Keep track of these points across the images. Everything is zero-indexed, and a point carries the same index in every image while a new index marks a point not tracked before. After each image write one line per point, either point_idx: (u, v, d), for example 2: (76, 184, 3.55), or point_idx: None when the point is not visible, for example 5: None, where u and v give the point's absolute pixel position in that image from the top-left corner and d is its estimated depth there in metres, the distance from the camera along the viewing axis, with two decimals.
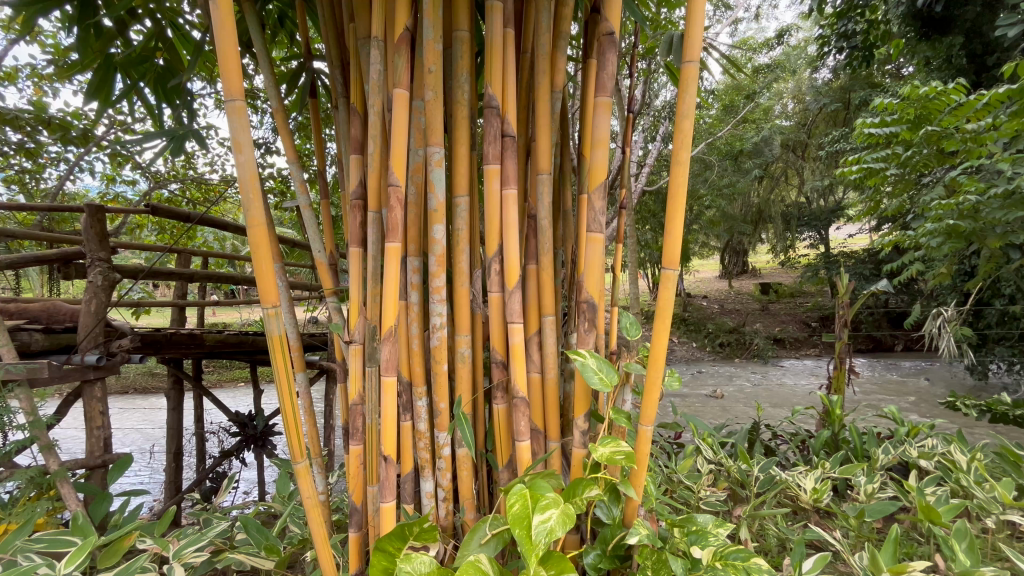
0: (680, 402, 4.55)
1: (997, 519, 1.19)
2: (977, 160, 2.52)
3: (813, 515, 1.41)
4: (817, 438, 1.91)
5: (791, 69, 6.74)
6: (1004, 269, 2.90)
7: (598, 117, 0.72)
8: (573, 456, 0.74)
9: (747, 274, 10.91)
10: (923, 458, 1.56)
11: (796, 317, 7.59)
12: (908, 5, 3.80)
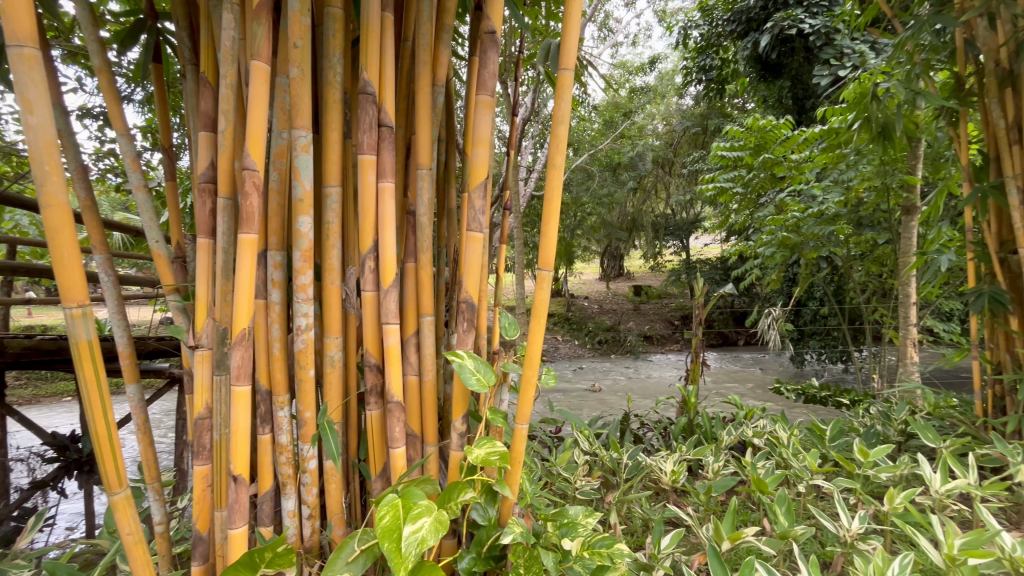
0: (563, 398, 4.80)
1: (808, 484, 1.43)
2: (798, 185, 3.04)
3: (671, 495, 1.57)
4: (676, 424, 2.13)
5: (662, 93, 7.51)
6: (816, 277, 3.53)
7: (479, 114, 0.72)
8: (450, 459, 0.72)
9: (623, 277, 11.90)
10: (757, 436, 1.81)
11: (663, 316, 8.45)
12: (751, 49, 4.50)
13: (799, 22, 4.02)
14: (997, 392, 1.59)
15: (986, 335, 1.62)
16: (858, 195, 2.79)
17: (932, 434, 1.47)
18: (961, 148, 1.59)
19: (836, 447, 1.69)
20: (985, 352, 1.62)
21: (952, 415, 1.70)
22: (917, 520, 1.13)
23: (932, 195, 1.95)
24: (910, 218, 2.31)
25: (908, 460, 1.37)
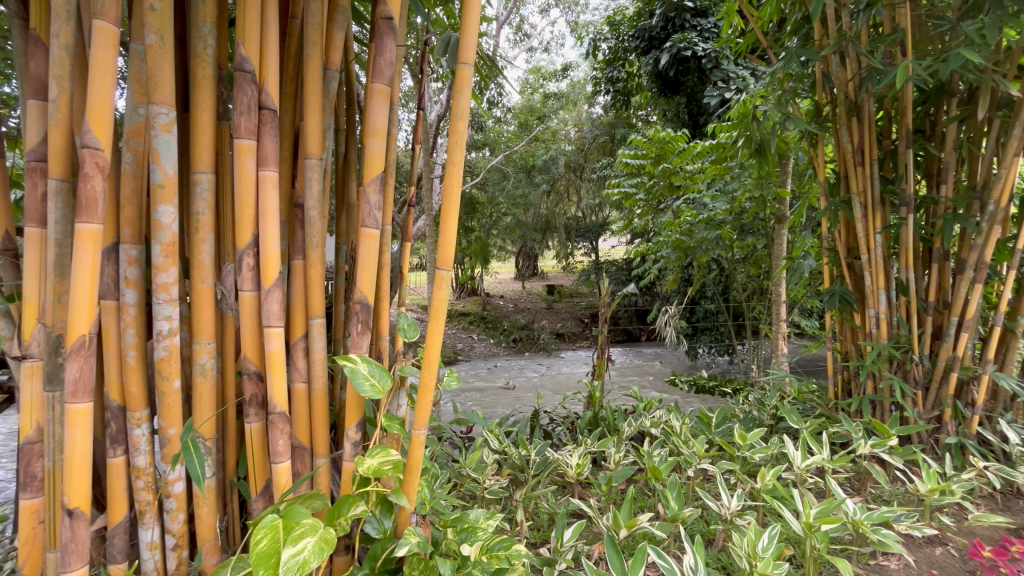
0: (478, 396, 4.80)
1: (696, 468, 1.55)
2: (692, 194, 3.32)
3: (576, 487, 1.62)
4: (583, 418, 2.21)
5: (574, 101, 7.82)
6: (707, 278, 3.88)
7: (375, 105, 0.68)
8: (342, 471, 0.68)
9: (537, 277, 12.23)
10: (653, 426, 1.94)
11: (574, 314, 8.78)
12: (652, 66, 4.84)
13: (693, 45, 4.40)
14: (845, 378, 1.85)
15: (837, 329, 1.88)
16: (741, 204, 3.11)
17: (796, 417, 1.67)
18: (818, 167, 1.83)
19: (720, 433, 1.86)
20: (836, 344, 1.88)
21: (812, 399, 1.95)
22: (783, 495, 1.27)
23: (798, 206, 2.21)
24: (780, 227, 2.62)
25: (777, 442, 1.54)
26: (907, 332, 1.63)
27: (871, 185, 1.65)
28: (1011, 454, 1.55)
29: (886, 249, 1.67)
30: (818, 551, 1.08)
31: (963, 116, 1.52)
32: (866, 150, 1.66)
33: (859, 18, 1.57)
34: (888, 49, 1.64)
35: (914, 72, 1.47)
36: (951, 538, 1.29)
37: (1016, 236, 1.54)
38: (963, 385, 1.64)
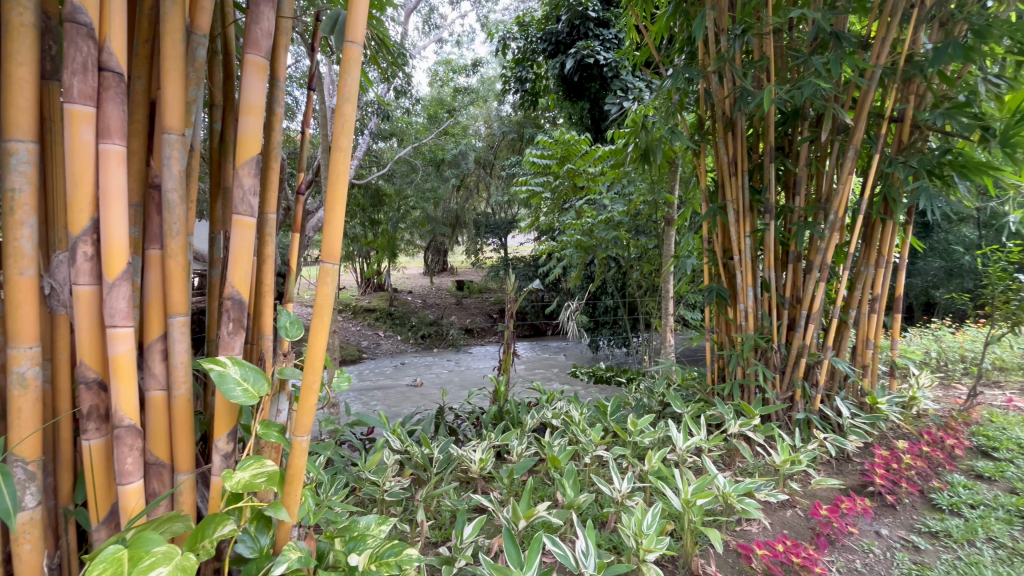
0: (384, 395, 4.65)
1: (592, 455, 1.64)
2: (593, 195, 3.50)
3: (479, 482, 1.62)
4: (488, 412, 2.23)
5: (484, 97, 7.86)
6: (606, 275, 4.11)
7: (249, 79, 0.61)
8: (211, 487, 0.60)
9: (447, 272, 12.14)
10: (554, 417, 2.02)
11: (484, 310, 8.82)
12: (559, 70, 4.99)
13: (596, 54, 4.58)
14: (720, 365, 2.07)
15: (714, 322, 2.09)
16: (636, 207, 3.33)
17: (679, 402, 1.83)
18: (701, 175, 2.02)
19: (615, 420, 1.98)
20: (713, 335, 2.10)
21: (693, 385, 2.16)
22: (666, 475, 1.39)
23: (684, 210, 2.42)
24: (670, 228, 2.84)
25: (662, 426, 1.68)
26: (769, 324, 1.86)
27: (742, 194, 1.86)
28: (843, 425, 1.84)
29: (754, 250, 1.89)
30: (694, 524, 1.18)
31: (813, 137, 1.77)
32: (739, 162, 1.86)
33: (735, 42, 1.75)
34: (757, 73, 1.84)
35: (777, 96, 1.67)
36: (799, 501, 1.49)
37: (850, 241, 1.83)
38: (810, 368, 1.91)
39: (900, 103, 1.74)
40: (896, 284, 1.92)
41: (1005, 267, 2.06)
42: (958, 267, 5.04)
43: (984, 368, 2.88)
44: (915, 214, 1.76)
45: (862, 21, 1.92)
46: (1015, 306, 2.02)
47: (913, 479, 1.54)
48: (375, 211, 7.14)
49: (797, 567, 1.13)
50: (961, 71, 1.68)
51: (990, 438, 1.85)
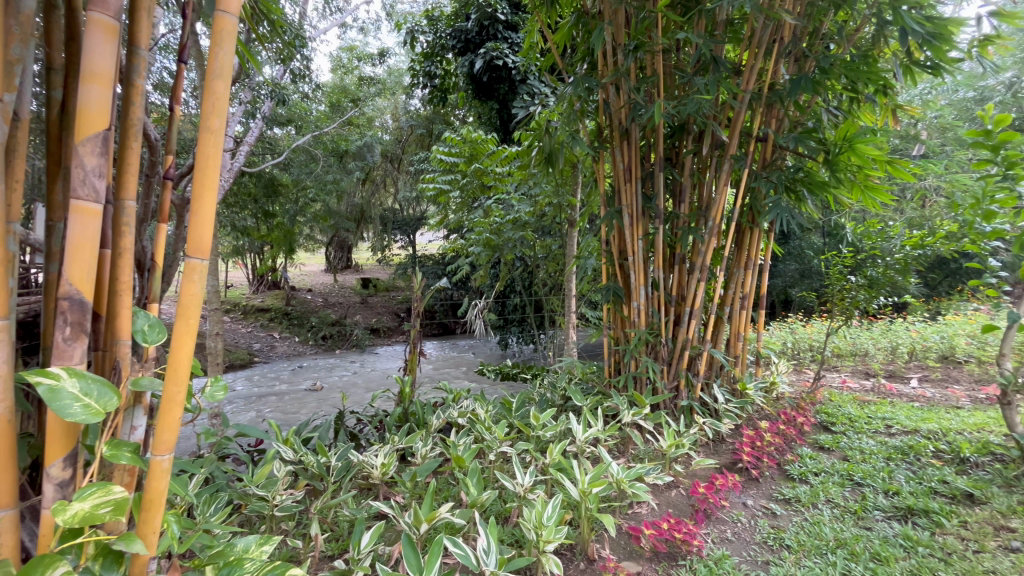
0: (279, 401, 4.29)
1: (497, 452, 1.65)
2: (500, 195, 3.53)
3: (381, 487, 1.56)
4: (391, 414, 2.15)
5: (391, 89, 7.61)
6: (514, 274, 4.18)
7: (94, 41, 0.53)
8: (41, 524, 0.51)
9: (352, 269, 11.57)
10: (459, 416, 2.01)
11: (390, 309, 8.55)
12: (468, 68, 4.96)
13: (505, 56, 4.61)
14: (616, 359, 2.20)
15: (611, 319, 2.22)
16: (541, 208, 3.42)
17: (579, 395, 1.91)
18: (600, 179, 2.14)
19: (519, 416, 2.02)
20: (610, 331, 2.22)
21: (592, 378, 2.27)
22: (565, 466, 1.44)
23: (586, 213, 2.54)
24: (572, 229, 2.96)
25: (563, 419, 1.75)
26: (658, 320, 2.03)
27: (635, 199, 2.02)
28: (718, 410, 2.06)
29: (646, 252, 2.05)
30: (589, 511, 1.25)
31: (695, 150, 1.96)
32: (633, 170, 2.02)
33: (629, 56, 1.87)
34: (649, 88, 1.98)
35: (665, 110, 1.82)
36: (682, 481, 1.64)
37: (725, 245, 2.04)
38: (692, 359, 2.11)
39: (763, 126, 1.99)
40: (761, 284, 2.18)
41: (841, 270, 2.44)
42: (809, 269, 5.90)
43: (827, 355, 3.40)
44: (775, 223, 2.02)
45: (736, 50, 2.16)
46: (847, 303, 2.40)
47: (772, 454, 1.77)
48: (268, 202, 6.57)
49: (679, 542, 1.24)
50: (810, 102, 1.96)
51: (830, 415, 2.19)
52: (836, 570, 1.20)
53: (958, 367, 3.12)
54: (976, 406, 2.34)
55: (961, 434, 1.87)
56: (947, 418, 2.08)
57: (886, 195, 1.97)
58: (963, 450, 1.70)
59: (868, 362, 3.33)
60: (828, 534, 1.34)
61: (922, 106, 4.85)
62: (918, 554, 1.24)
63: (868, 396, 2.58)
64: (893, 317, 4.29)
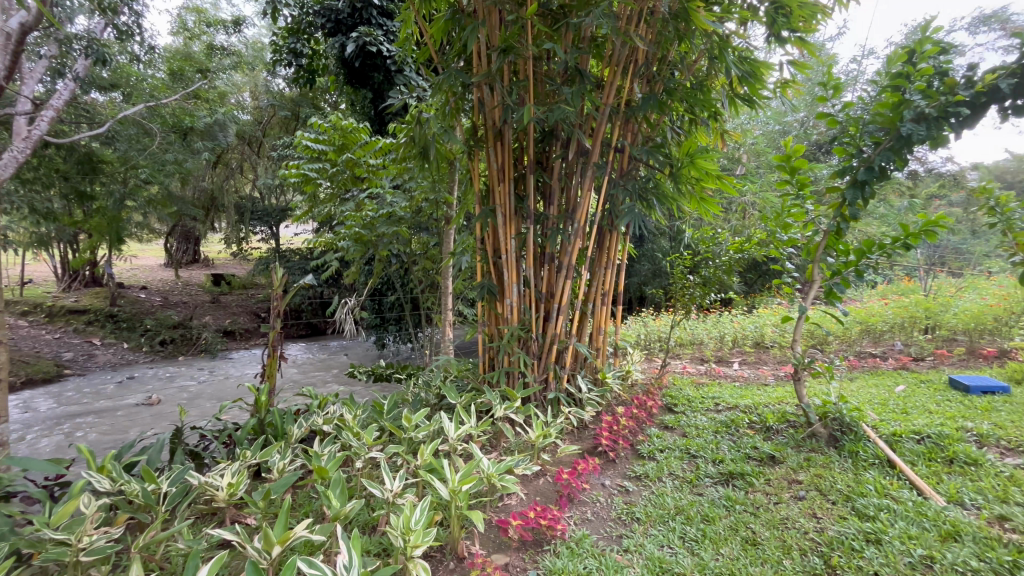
0: (97, 421, 3.57)
1: (365, 458, 1.57)
2: (374, 188, 3.34)
3: (227, 510, 1.38)
4: (242, 427, 1.91)
5: (247, 63, 6.82)
6: (389, 271, 4.00)
7: None
8: None
9: (198, 264, 10.12)
10: (325, 423, 1.87)
11: (246, 309, 7.66)
12: (339, 51, 4.63)
13: (379, 43, 4.38)
14: (490, 355, 2.23)
15: (485, 316, 2.25)
16: (418, 203, 3.32)
17: (453, 393, 1.91)
18: (474, 177, 2.15)
19: (391, 419, 1.94)
20: (484, 328, 2.26)
21: (467, 375, 2.28)
22: (436, 466, 1.42)
23: (461, 209, 2.53)
24: (449, 226, 2.93)
25: (435, 418, 1.72)
26: (530, 317, 2.11)
27: (508, 199, 2.07)
28: (582, 399, 2.21)
29: (518, 250, 2.11)
30: (460, 509, 1.25)
31: (562, 155, 2.08)
32: (506, 169, 2.07)
33: (500, 58, 1.91)
34: (521, 91, 2.05)
35: (535, 114, 1.90)
36: (549, 469, 1.73)
37: (588, 246, 2.20)
38: (560, 352, 2.23)
39: (621, 138, 2.18)
40: (619, 282, 2.39)
41: (682, 270, 2.79)
42: (659, 269, 6.66)
43: (671, 345, 3.87)
44: (630, 227, 2.23)
45: (598, 65, 2.33)
46: (687, 298, 2.76)
47: (627, 436, 1.95)
48: (83, 180, 5.43)
49: (544, 529, 1.30)
50: (659, 120, 2.20)
51: (673, 397, 2.50)
52: (674, 535, 1.36)
53: (766, 351, 3.79)
54: (778, 383, 2.86)
55: (767, 407, 2.26)
56: (757, 394, 2.50)
57: (716, 206, 2.30)
58: (769, 420, 2.05)
59: (702, 350, 3.88)
60: (669, 503, 1.52)
61: (743, 133, 5.80)
62: (736, 511, 1.47)
63: (704, 379, 2.99)
64: (722, 311, 5.05)
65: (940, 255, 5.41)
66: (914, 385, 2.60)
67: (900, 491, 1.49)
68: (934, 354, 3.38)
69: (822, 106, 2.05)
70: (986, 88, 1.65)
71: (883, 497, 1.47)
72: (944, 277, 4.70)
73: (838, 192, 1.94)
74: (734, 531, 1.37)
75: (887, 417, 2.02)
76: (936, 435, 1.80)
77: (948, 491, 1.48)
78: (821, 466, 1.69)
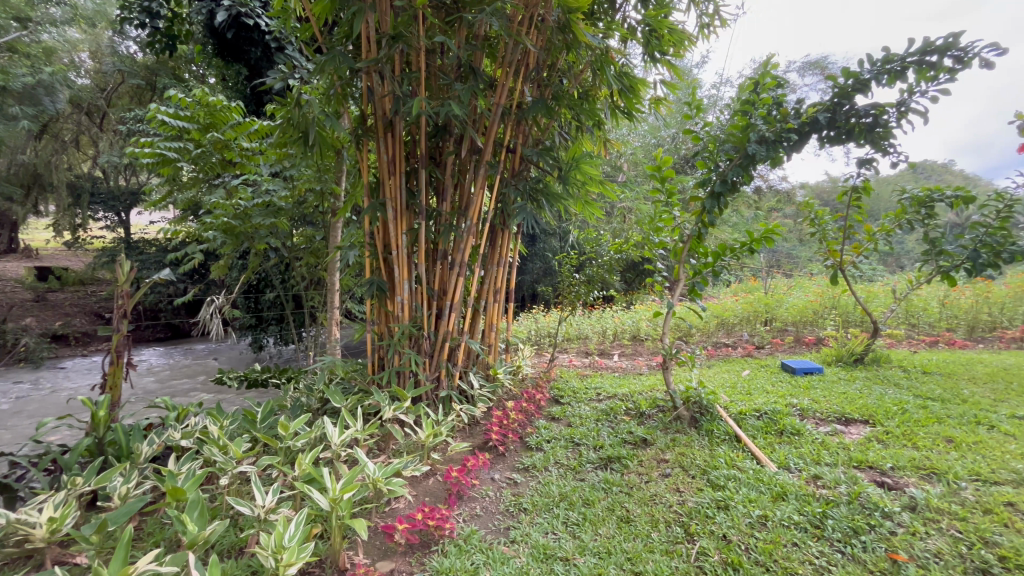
0: None
1: (232, 474, 1.41)
2: (249, 175, 2.99)
3: (46, 550, 1.15)
4: (72, 449, 1.60)
5: (85, 17, 5.79)
6: (267, 266, 3.63)
7: None
8: None
9: (16, 255, 8.34)
10: (185, 438, 1.64)
11: (84, 309, 6.47)
12: (206, 18, 4.03)
13: (256, 16, 3.86)
14: (379, 355, 2.14)
15: (374, 314, 2.15)
16: (301, 194, 3.06)
17: (336, 396, 1.79)
18: (363, 169, 2.04)
19: (266, 428, 1.77)
20: (373, 327, 2.15)
21: (354, 376, 2.16)
22: (316, 476, 1.32)
23: (348, 201, 2.38)
24: (336, 219, 2.75)
25: (317, 423, 1.60)
26: (421, 315, 2.06)
27: (399, 193, 2.00)
28: (474, 396, 2.22)
29: (409, 247, 2.05)
30: (342, 519, 1.18)
31: (455, 152, 2.06)
32: (397, 162, 1.99)
33: (390, 45, 1.84)
34: (413, 82, 1.99)
35: (426, 108, 1.86)
36: (438, 468, 1.72)
37: (480, 244, 2.21)
38: (452, 350, 2.22)
39: (512, 139, 2.23)
40: (509, 279, 2.43)
41: (569, 269, 2.94)
42: (550, 267, 6.98)
43: (560, 340, 4.08)
44: (521, 226, 2.29)
45: (491, 65, 2.35)
46: (573, 295, 2.91)
47: (516, 429, 2.01)
48: None
49: (432, 529, 1.28)
50: (548, 124, 2.28)
51: (560, 389, 2.63)
52: (558, 521, 1.43)
53: (642, 343, 4.16)
54: (651, 372, 3.16)
55: (641, 394, 2.48)
56: (633, 383, 2.73)
57: (599, 210, 2.46)
58: (642, 407, 2.25)
59: (587, 344, 4.15)
60: (555, 491, 1.59)
61: (623, 144, 6.30)
62: (613, 493, 1.58)
63: (588, 371, 3.20)
64: (605, 307, 5.45)
65: (777, 259, 6.40)
66: (756, 369, 3.05)
67: (743, 461, 1.73)
68: (771, 343, 3.99)
69: (688, 124, 2.29)
70: (808, 119, 1.98)
71: (731, 467, 1.70)
72: (779, 277, 5.59)
73: (699, 201, 2.19)
74: (610, 511, 1.48)
75: (736, 398, 2.33)
76: (771, 411, 2.13)
77: (779, 458, 1.75)
78: (684, 445, 1.89)
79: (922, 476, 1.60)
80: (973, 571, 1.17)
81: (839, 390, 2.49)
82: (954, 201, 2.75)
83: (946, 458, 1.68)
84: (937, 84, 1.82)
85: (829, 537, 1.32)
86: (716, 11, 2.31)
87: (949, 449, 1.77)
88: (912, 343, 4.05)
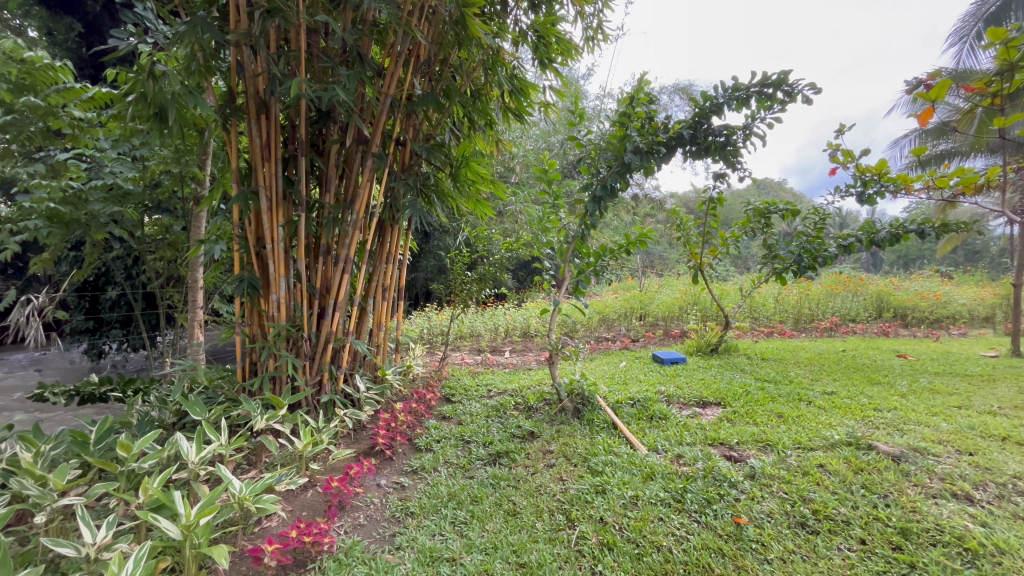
0: None
1: (53, 509, 1.17)
2: (83, 149, 2.50)
3: None
4: None
5: None
6: (108, 259, 3.07)
7: None
8: None
9: None
10: None
11: None
12: None
13: None
14: (251, 359, 1.93)
15: (245, 314, 1.94)
16: (154, 176, 2.64)
17: (196, 408, 1.58)
18: (231, 152, 1.82)
19: (103, 451, 1.49)
20: (244, 328, 1.94)
21: (220, 384, 1.93)
22: (166, 502, 1.15)
23: (213, 188, 2.10)
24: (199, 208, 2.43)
25: (170, 441, 1.40)
26: (300, 314, 1.90)
27: (275, 181, 1.82)
28: (359, 399, 2.11)
29: (287, 240, 1.88)
30: (197, 547, 1.05)
31: (339, 140, 1.93)
32: (272, 147, 1.81)
33: (264, 19, 1.66)
34: (291, 62, 1.82)
35: (307, 90, 1.71)
36: (318, 479, 1.60)
37: (368, 239, 2.10)
38: (336, 352, 2.08)
39: (402, 132, 2.15)
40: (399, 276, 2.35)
41: (461, 266, 2.94)
42: (443, 265, 6.94)
43: (452, 338, 4.06)
44: (411, 222, 2.23)
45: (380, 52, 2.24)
46: (465, 293, 2.91)
47: (405, 431, 1.95)
48: None
49: (307, 546, 1.19)
50: (439, 120, 2.25)
51: (451, 388, 2.62)
52: (445, 521, 1.41)
53: (531, 339, 4.32)
54: (539, 367, 3.29)
55: (529, 389, 2.56)
56: (522, 378, 2.82)
57: (490, 209, 2.47)
58: (530, 401, 2.34)
59: (479, 341, 4.19)
60: (444, 491, 1.57)
61: (515, 145, 6.48)
62: (500, 488, 1.61)
63: (479, 369, 3.22)
64: (497, 304, 5.56)
65: (651, 260, 7.07)
66: (632, 360, 3.33)
67: (619, 447, 1.87)
68: (644, 336, 4.39)
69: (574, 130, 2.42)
70: (675, 134, 2.19)
71: (608, 453, 1.83)
72: (651, 277, 6.17)
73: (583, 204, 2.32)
74: (498, 506, 1.50)
75: (614, 388, 2.53)
76: (643, 399, 2.34)
77: (649, 442, 1.93)
78: (568, 435, 1.99)
79: (759, 448, 1.87)
80: (794, 524, 1.40)
81: (698, 377, 2.82)
82: (785, 214, 3.26)
83: (777, 431, 1.99)
84: (773, 113, 2.14)
85: (688, 509, 1.48)
86: (599, 26, 2.47)
87: (779, 423, 2.09)
88: (754, 334, 4.73)
